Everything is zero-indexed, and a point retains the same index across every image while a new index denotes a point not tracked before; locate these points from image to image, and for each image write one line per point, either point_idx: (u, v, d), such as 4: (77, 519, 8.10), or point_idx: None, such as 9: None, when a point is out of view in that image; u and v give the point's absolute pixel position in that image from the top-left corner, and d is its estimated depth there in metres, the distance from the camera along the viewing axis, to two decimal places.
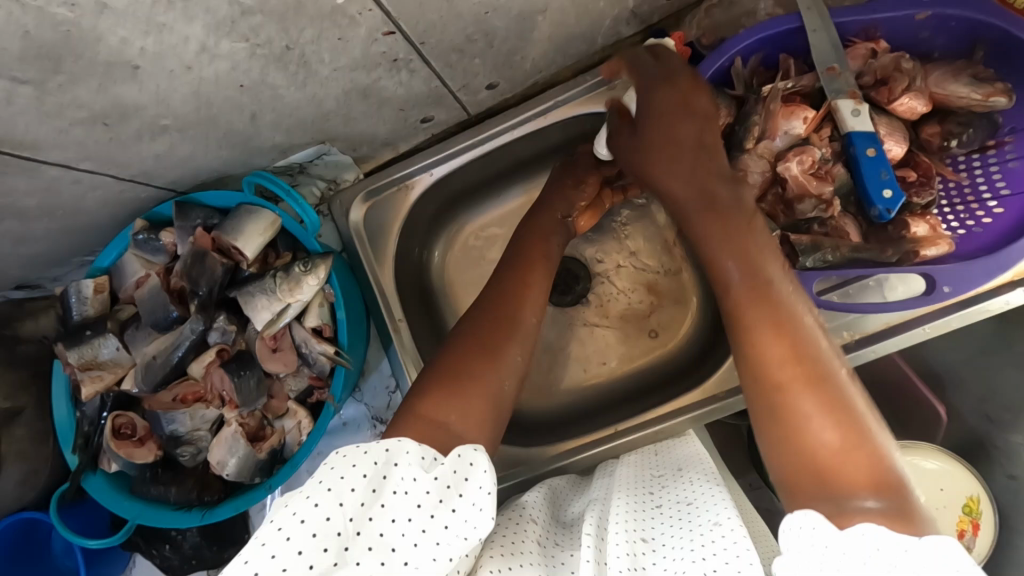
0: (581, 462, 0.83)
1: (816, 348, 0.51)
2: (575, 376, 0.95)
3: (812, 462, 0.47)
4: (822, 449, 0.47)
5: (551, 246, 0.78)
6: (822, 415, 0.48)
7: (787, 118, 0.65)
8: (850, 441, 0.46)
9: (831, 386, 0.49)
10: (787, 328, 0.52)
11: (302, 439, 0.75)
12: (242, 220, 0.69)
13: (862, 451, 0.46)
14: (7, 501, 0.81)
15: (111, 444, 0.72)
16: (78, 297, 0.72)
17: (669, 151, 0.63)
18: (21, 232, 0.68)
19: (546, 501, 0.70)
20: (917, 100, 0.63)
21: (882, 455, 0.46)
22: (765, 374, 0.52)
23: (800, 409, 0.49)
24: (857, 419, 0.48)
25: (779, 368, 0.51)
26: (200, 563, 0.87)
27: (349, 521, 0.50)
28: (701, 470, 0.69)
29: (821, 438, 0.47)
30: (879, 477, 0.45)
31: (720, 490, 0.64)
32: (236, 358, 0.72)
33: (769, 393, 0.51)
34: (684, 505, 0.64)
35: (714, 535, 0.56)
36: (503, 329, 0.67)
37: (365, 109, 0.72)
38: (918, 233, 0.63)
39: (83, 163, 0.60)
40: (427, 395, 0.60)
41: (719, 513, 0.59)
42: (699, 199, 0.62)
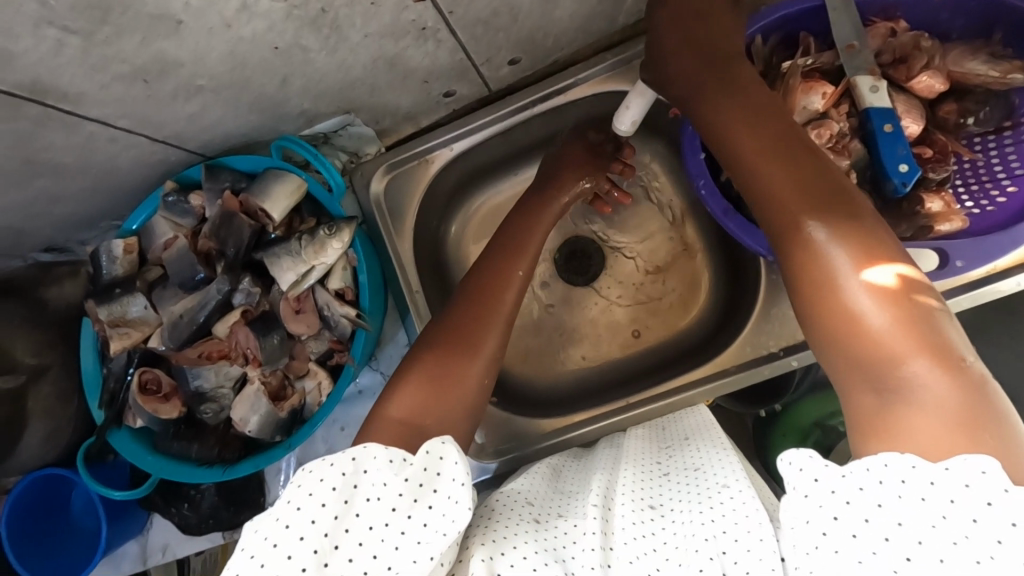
0: (582, 435, 0.84)
1: (853, 220, 0.51)
2: (581, 356, 0.96)
3: (852, 339, 0.47)
4: (861, 321, 0.47)
5: (535, 230, 0.79)
6: (861, 289, 0.47)
7: (805, 93, 0.65)
8: (888, 309, 0.46)
9: (869, 250, 0.49)
10: (820, 206, 0.52)
11: (321, 400, 0.77)
12: (270, 182, 0.71)
13: (901, 319, 0.45)
14: (31, 456, 0.83)
15: (137, 399, 0.74)
16: (109, 257, 0.74)
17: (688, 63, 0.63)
18: (55, 191, 0.70)
19: (542, 477, 0.70)
20: (936, 78, 0.64)
21: (924, 315, 0.45)
22: (795, 252, 0.52)
23: (838, 286, 0.49)
24: (897, 282, 0.47)
25: (811, 246, 0.51)
26: (216, 524, 0.89)
27: (324, 537, 0.48)
28: (708, 437, 0.70)
29: (861, 313, 0.47)
30: (925, 341, 0.45)
31: (727, 455, 0.65)
32: (261, 318, 0.75)
33: (805, 273, 0.51)
34: (691, 471, 0.65)
35: (723, 498, 0.57)
36: (488, 303, 0.69)
37: (390, 79, 0.74)
38: (932, 209, 0.64)
39: (120, 120, 0.62)
40: (429, 359, 0.62)
41: (726, 476, 0.60)
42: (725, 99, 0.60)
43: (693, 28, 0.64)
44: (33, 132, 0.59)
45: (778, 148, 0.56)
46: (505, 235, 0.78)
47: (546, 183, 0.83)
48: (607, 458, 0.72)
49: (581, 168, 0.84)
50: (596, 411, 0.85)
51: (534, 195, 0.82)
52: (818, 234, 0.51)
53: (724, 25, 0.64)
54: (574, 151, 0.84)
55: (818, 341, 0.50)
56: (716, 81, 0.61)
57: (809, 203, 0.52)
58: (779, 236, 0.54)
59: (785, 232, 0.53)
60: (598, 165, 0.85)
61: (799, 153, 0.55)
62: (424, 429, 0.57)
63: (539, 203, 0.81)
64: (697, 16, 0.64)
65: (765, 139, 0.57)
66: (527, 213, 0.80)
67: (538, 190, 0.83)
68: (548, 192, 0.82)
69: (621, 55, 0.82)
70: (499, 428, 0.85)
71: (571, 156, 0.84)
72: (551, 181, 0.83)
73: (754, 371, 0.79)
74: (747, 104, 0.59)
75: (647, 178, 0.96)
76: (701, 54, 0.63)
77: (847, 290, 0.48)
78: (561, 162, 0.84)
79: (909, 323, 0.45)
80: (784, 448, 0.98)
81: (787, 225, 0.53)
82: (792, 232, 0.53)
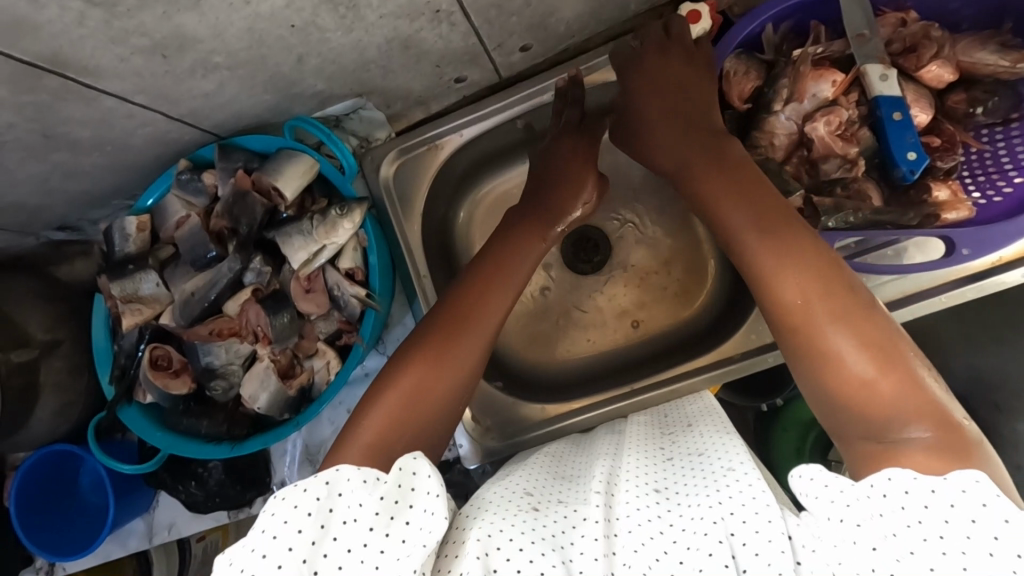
0: (580, 422, 0.85)
1: (842, 284, 0.53)
2: (584, 344, 0.97)
3: (847, 397, 0.49)
4: (856, 381, 0.49)
5: (520, 245, 0.75)
6: (856, 351, 0.50)
7: (815, 81, 0.66)
8: (882, 370, 0.48)
9: (859, 315, 0.51)
10: (808, 267, 0.54)
11: (330, 378, 0.78)
12: (283, 162, 0.72)
13: (894, 381, 0.48)
14: (41, 432, 0.84)
15: (148, 374, 0.75)
16: (122, 233, 0.75)
17: (667, 122, 0.68)
18: (71, 166, 0.71)
19: (541, 468, 0.69)
20: (945, 68, 0.64)
21: (916, 376, 0.48)
22: (791, 315, 0.54)
23: (835, 348, 0.51)
24: (889, 346, 0.49)
25: (805, 309, 0.53)
26: (223, 502, 0.90)
27: (303, 564, 0.46)
28: (711, 424, 0.69)
29: (856, 373, 0.49)
30: (916, 399, 0.46)
31: (732, 440, 0.63)
32: (271, 296, 0.76)
33: (802, 335, 0.53)
34: (696, 455, 0.63)
35: (728, 481, 0.54)
36: (489, 285, 0.70)
37: (403, 61, 0.74)
38: (939, 198, 0.65)
39: (138, 96, 0.63)
40: (439, 335, 0.65)
41: (731, 460, 0.58)
42: (699, 155, 0.64)
43: (673, 98, 0.68)
44: (52, 104, 0.60)
45: (768, 215, 0.58)
46: (494, 249, 0.74)
47: (542, 200, 0.80)
48: (607, 449, 0.71)
49: (577, 182, 0.81)
50: (597, 399, 0.86)
51: (525, 213, 0.79)
52: (811, 299, 0.53)
53: (694, 83, 0.68)
54: (570, 166, 0.81)
55: (816, 399, 0.52)
56: (705, 152, 0.64)
57: (801, 262, 0.55)
58: (772, 297, 0.56)
59: (776, 288, 0.55)
60: (586, 179, 0.81)
61: (785, 217, 0.58)
62: (420, 414, 0.59)
63: (531, 224, 0.77)
64: (676, 85, 0.68)
65: (758, 204, 0.59)
66: (518, 232, 0.76)
67: (533, 208, 0.79)
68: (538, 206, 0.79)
69: None
70: (499, 414, 0.87)
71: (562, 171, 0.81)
72: (547, 204, 0.79)
73: (757, 358, 0.80)
74: (727, 166, 0.62)
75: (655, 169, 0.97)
76: (683, 123, 0.67)
77: (843, 352, 0.50)
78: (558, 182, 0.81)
79: (902, 382, 0.47)
80: (785, 439, 0.99)
81: (777, 285, 0.55)
82: (786, 294, 0.54)
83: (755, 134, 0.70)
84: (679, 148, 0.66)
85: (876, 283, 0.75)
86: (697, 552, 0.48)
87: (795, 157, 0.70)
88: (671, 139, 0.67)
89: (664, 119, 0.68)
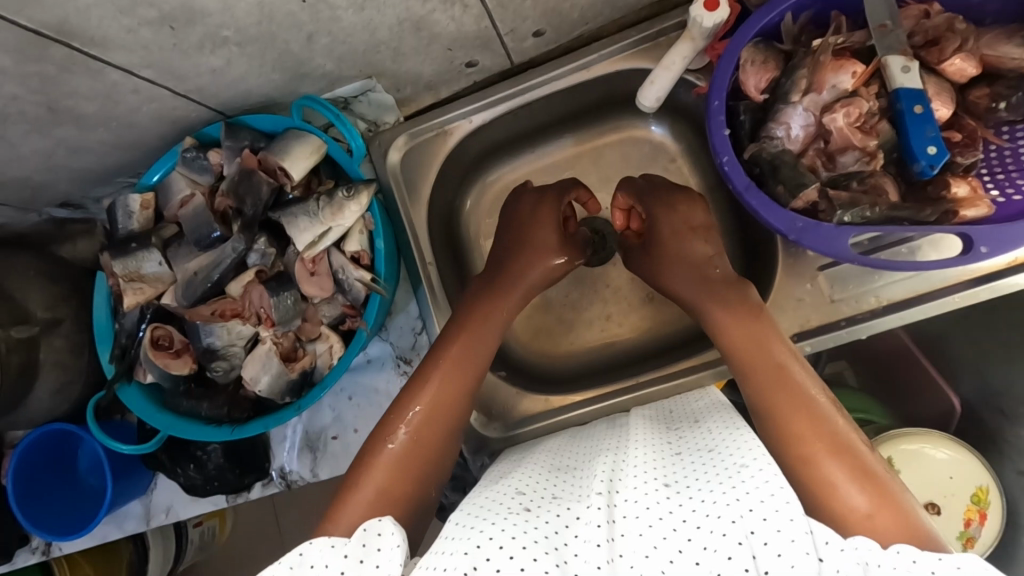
0: (581, 415, 0.84)
1: (833, 424, 0.59)
2: (593, 334, 0.96)
3: (842, 521, 0.53)
4: (853, 509, 0.53)
5: (504, 296, 0.76)
6: (849, 482, 0.55)
7: (835, 71, 0.65)
8: (877, 502, 0.53)
9: (850, 454, 0.56)
10: (804, 406, 0.60)
11: (332, 363, 0.77)
12: (290, 142, 0.71)
13: (886, 512, 0.53)
14: (40, 412, 0.83)
15: (148, 354, 0.74)
16: (125, 211, 0.74)
17: (673, 262, 0.77)
18: (75, 142, 0.70)
19: (541, 465, 0.68)
20: (968, 61, 0.63)
21: (906, 511, 0.53)
22: (792, 446, 0.59)
23: (830, 479, 0.55)
24: (879, 483, 0.55)
25: (808, 446, 0.58)
26: (221, 485, 0.89)
27: None
28: (719, 419, 0.68)
29: (852, 501, 0.54)
30: (904, 533, 0.51)
31: (744, 433, 0.62)
32: (275, 277, 0.75)
33: (796, 465, 0.58)
34: (706, 450, 0.62)
35: (744, 477, 0.53)
36: (489, 303, 0.75)
37: (415, 43, 0.73)
38: (958, 194, 0.63)
39: (144, 70, 0.62)
40: (453, 341, 0.71)
41: (744, 454, 0.57)
42: (700, 286, 0.74)
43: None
44: (57, 76, 0.59)
45: (769, 356, 0.65)
46: (484, 300, 0.76)
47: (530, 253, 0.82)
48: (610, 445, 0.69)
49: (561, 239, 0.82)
50: (605, 390, 0.85)
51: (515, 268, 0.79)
52: (810, 435, 0.58)
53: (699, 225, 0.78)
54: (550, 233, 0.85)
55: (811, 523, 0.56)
56: (708, 291, 0.73)
57: (800, 405, 0.61)
58: (773, 428, 0.61)
59: (781, 429, 0.60)
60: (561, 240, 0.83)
61: (782, 367, 0.64)
62: (438, 420, 0.65)
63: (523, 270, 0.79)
64: (689, 227, 0.78)
65: (759, 345, 0.66)
66: (505, 282, 0.78)
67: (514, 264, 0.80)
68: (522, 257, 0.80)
69: (646, 32, 0.81)
70: (499, 403, 0.86)
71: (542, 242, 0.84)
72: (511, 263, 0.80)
73: None
74: (736, 313, 0.69)
75: (665, 160, 0.96)
76: (700, 273, 0.75)
77: (841, 483, 0.55)
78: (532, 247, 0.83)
79: (894, 513, 0.52)
80: None
81: (784, 425, 0.60)
82: (791, 430, 0.59)
83: (771, 125, 0.68)
84: (683, 287, 0.76)
85: (887, 281, 0.74)
86: (715, 553, 0.48)
87: (812, 149, 0.68)
88: (676, 278, 0.77)
89: (671, 260, 0.77)
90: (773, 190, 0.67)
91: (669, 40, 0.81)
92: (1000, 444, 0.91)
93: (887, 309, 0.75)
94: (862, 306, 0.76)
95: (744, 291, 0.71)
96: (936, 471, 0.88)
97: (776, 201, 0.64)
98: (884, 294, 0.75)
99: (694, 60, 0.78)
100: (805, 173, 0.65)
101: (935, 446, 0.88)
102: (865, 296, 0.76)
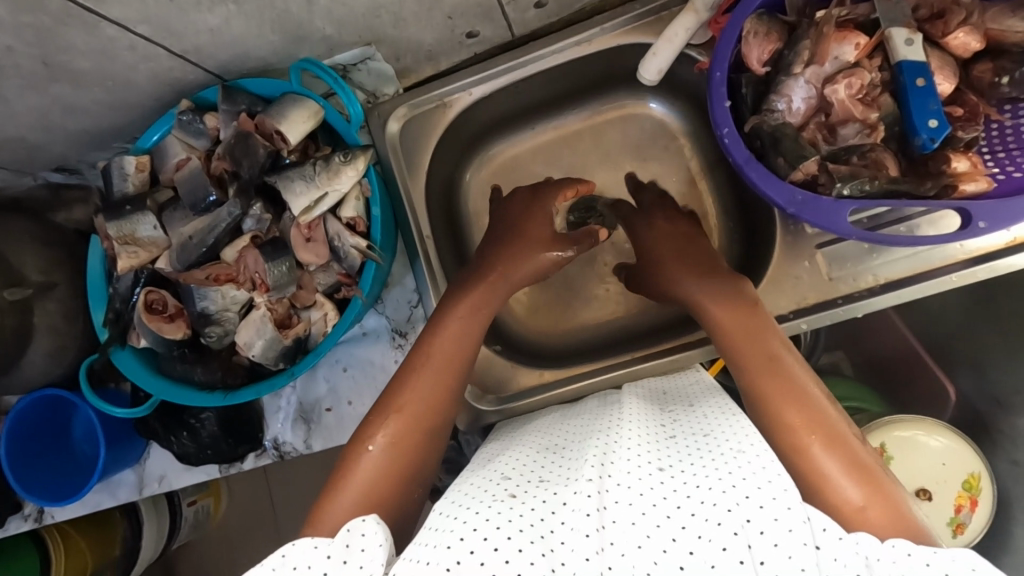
0: (574, 390, 0.83)
1: (828, 417, 0.58)
2: (594, 312, 0.96)
3: (836, 515, 0.52)
4: (846, 503, 0.52)
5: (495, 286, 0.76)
6: (843, 474, 0.53)
7: (838, 42, 0.65)
8: (870, 496, 0.52)
9: (846, 448, 0.55)
10: (799, 398, 0.59)
11: (326, 330, 0.77)
12: (288, 106, 0.70)
13: (881, 504, 0.51)
14: (35, 376, 0.83)
15: (142, 317, 0.73)
16: (120, 173, 0.74)
17: (677, 254, 0.78)
18: (72, 101, 0.70)
19: (531, 448, 0.67)
20: (972, 35, 0.63)
21: (901, 505, 0.52)
22: (786, 438, 0.57)
23: (825, 473, 0.54)
24: (873, 476, 0.53)
25: (800, 437, 0.57)
26: (214, 454, 0.89)
27: None
28: (714, 404, 0.67)
29: (846, 494, 0.52)
30: (900, 528, 0.50)
31: (738, 419, 0.61)
32: (271, 242, 0.74)
33: (790, 456, 0.57)
34: (700, 435, 0.61)
35: (739, 464, 0.53)
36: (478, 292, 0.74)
37: (415, 9, 0.72)
38: (958, 168, 0.63)
39: (140, 26, 0.61)
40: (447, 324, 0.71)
41: (740, 440, 0.56)
42: (698, 267, 0.75)
43: (669, 240, 0.81)
44: (53, 29, 0.58)
45: (766, 348, 0.64)
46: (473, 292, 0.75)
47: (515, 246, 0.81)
48: (601, 422, 0.68)
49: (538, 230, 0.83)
50: (600, 366, 0.84)
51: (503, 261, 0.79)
52: (805, 429, 0.57)
53: (686, 235, 0.81)
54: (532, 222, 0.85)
55: None
56: (714, 287, 0.72)
57: (795, 395, 0.59)
58: (767, 421, 0.59)
59: (776, 422, 0.59)
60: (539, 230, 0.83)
61: (773, 360, 0.62)
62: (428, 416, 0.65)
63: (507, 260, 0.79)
64: (687, 237, 0.81)
65: (754, 334, 0.65)
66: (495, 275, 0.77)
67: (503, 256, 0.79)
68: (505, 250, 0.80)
69: (649, 5, 0.80)
70: (494, 377, 0.85)
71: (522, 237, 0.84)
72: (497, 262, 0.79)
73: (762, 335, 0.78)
74: (733, 302, 0.69)
75: (666, 139, 0.96)
76: (706, 267, 0.75)
77: (835, 476, 0.53)
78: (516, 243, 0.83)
79: (888, 507, 0.51)
80: None
81: (775, 419, 0.59)
82: (786, 422, 0.58)
83: (772, 98, 0.67)
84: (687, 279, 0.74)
85: (887, 259, 0.74)
86: (710, 543, 0.47)
87: (812, 122, 0.68)
88: (678, 275, 0.76)
89: (675, 255, 0.79)
90: (773, 163, 0.66)
91: (672, 14, 0.81)
92: (995, 434, 0.92)
93: (885, 289, 0.74)
94: (860, 284, 0.76)
95: (744, 285, 0.71)
96: (929, 457, 0.88)
97: (775, 174, 0.63)
98: (883, 273, 0.75)
99: (697, 34, 0.78)
100: (806, 146, 0.65)
101: (929, 433, 0.88)
102: (864, 274, 0.75)
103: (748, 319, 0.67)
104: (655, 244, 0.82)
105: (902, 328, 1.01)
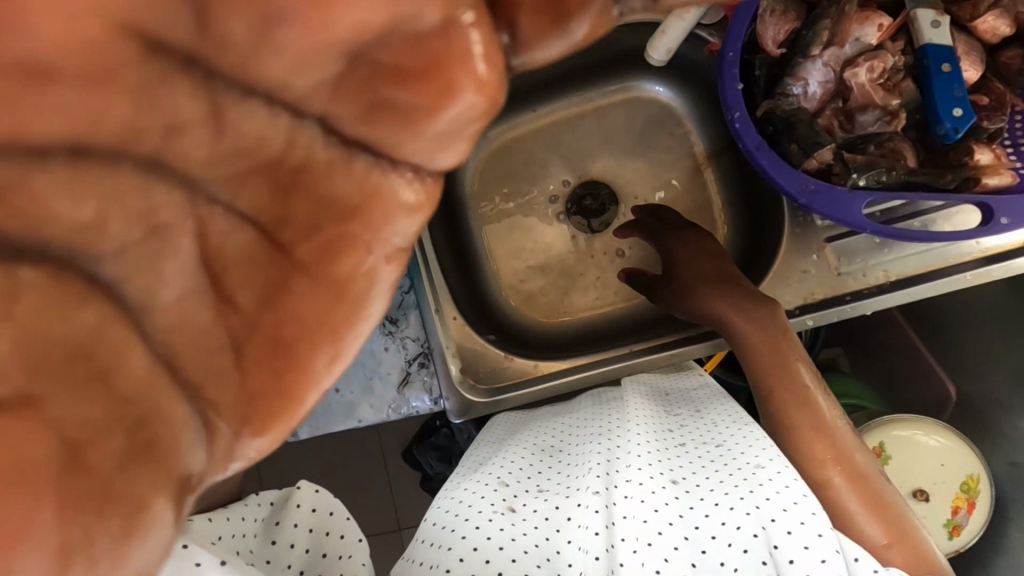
0: (570, 381, 0.78)
1: (850, 451, 0.58)
2: (590, 300, 0.92)
3: None
4: (869, 542, 0.53)
5: (372, 270, 0.27)
6: (866, 510, 0.54)
7: (860, 23, 0.62)
8: (893, 536, 0.53)
9: (869, 485, 0.55)
10: (827, 429, 0.59)
11: None
12: None
13: (906, 543, 0.52)
14: None
15: None
16: None
17: (710, 268, 0.73)
18: None
19: (532, 449, 0.67)
20: (1002, 19, 0.60)
21: (924, 548, 0.52)
22: (809, 469, 0.58)
23: (846, 506, 0.55)
24: (892, 514, 0.54)
25: (825, 471, 0.57)
26: None
27: None
28: (723, 411, 0.67)
29: (869, 532, 0.53)
30: (919, 564, 0.51)
31: (750, 429, 0.61)
32: None
33: (813, 488, 0.57)
34: (711, 446, 0.62)
35: (759, 482, 0.54)
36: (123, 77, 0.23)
37: None
38: (981, 161, 0.60)
39: None
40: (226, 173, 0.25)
41: (756, 455, 0.57)
42: (710, 271, 0.73)
43: (699, 259, 0.76)
44: None
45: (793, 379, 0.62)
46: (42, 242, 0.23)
47: (411, 55, 0.23)
48: (599, 417, 0.67)
49: (100, 163, 0.24)
50: (597, 357, 0.80)
51: (360, 168, 0.26)
52: (831, 465, 0.57)
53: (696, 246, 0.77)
54: (228, 47, 0.23)
55: None
56: (735, 302, 0.68)
57: (815, 425, 0.59)
58: (791, 451, 0.59)
59: (799, 454, 0.59)
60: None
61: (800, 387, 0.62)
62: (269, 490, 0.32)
63: (480, 111, 0.24)
64: (709, 252, 0.77)
65: (774, 359, 0.64)
66: (366, 174, 0.26)
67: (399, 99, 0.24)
68: (301, 61, 0.23)
69: None
70: (488, 366, 0.79)
71: (286, 45, 0.23)
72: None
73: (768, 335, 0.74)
74: (749, 312, 0.67)
75: (672, 125, 0.92)
76: (728, 281, 0.71)
77: (860, 514, 0.54)
78: (116, 147, 0.23)
79: (913, 548, 0.52)
80: None
81: (802, 450, 0.59)
82: (815, 455, 0.58)
83: (787, 80, 0.64)
84: (704, 291, 0.71)
85: (897, 255, 0.71)
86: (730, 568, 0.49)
87: (828, 108, 0.64)
88: (709, 295, 0.71)
89: (710, 272, 0.73)
90: (786, 149, 0.62)
91: None
92: (993, 433, 0.90)
93: (896, 285, 0.71)
94: (868, 280, 0.72)
95: (773, 307, 0.67)
96: (928, 457, 0.85)
97: (787, 160, 0.60)
98: (894, 269, 0.71)
99: (710, 15, 0.74)
100: (821, 131, 0.61)
101: (928, 432, 0.86)
102: (874, 270, 0.72)
103: (773, 340, 0.65)
104: (681, 265, 0.76)
105: (901, 321, 0.97)
